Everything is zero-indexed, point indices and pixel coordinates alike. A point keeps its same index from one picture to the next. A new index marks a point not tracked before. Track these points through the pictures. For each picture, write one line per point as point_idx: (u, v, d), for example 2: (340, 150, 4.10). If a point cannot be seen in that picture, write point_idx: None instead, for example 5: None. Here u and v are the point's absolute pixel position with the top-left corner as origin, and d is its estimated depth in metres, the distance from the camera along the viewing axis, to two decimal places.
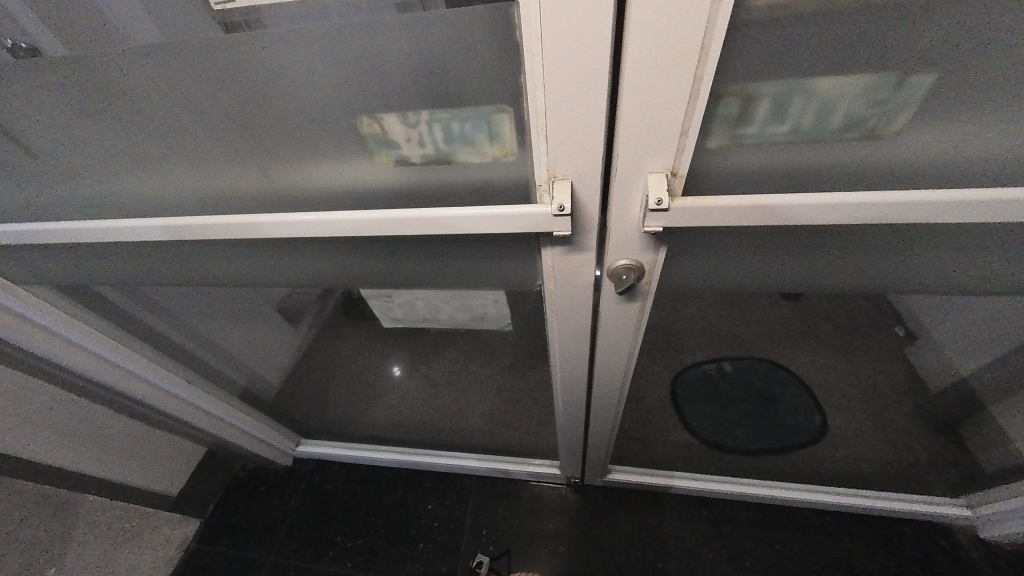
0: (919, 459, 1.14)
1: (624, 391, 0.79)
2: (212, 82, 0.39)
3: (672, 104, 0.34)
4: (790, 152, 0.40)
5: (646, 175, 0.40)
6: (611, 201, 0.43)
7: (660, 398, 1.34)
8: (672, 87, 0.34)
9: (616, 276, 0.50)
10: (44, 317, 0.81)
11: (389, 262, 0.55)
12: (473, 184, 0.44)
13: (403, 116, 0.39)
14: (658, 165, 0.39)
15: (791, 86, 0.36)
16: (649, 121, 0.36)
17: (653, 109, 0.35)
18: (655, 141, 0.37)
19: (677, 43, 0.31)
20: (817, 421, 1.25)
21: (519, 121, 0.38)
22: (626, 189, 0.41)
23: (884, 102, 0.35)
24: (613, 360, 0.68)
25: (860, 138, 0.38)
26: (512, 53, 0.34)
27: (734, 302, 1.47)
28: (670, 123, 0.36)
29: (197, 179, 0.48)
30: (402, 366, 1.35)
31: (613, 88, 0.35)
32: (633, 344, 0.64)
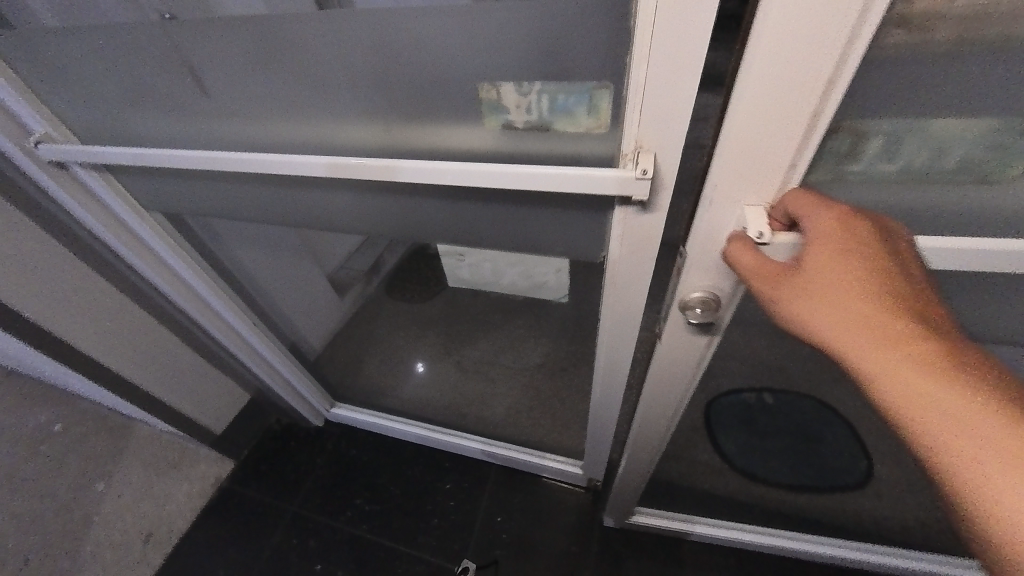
0: None
1: (671, 423, 0.79)
2: (356, 44, 0.48)
3: (787, 138, 0.40)
4: (897, 188, 0.45)
5: (744, 206, 0.45)
6: (708, 229, 0.48)
7: (691, 416, 1.33)
8: (791, 122, 0.39)
9: (689, 305, 0.56)
10: (159, 242, 0.96)
11: (470, 219, 0.63)
12: (563, 152, 0.50)
13: (518, 85, 0.46)
14: (756, 196, 0.45)
15: (910, 127, 0.40)
16: (761, 152, 0.41)
17: (767, 142, 0.40)
18: (764, 170, 0.42)
19: (802, 84, 0.36)
20: (861, 467, 1.20)
21: (616, 97, 0.44)
22: (726, 218, 0.47)
23: (1007, 146, 0.39)
24: (671, 381, 0.70)
25: (974, 179, 0.42)
26: (620, 39, 0.40)
27: None
28: (781, 157, 0.41)
29: (329, 129, 0.59)
30: (424, 363, 1.55)
31: (724, 133, 0.41)
32: (690, 373, 0.68)
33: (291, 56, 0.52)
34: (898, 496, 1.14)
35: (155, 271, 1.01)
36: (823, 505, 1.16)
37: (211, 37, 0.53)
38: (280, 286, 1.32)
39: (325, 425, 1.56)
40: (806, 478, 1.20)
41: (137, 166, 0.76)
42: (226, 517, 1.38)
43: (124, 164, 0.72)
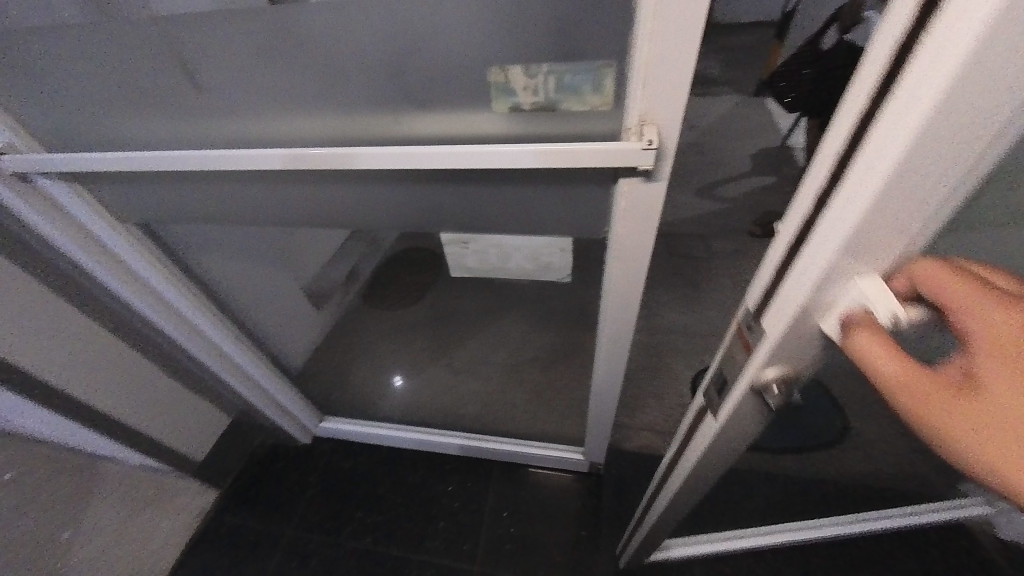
0: None
1: (707, 481, 0.69)
2: (366, 35, 0.50)
3: (944, 189, 0.27)
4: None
5: (865, 278, 0.32)
6: (809, 306, 0.35)
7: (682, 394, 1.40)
8: (962, 169, 0.26)
9: (764, 386, 0.43)
10: (134, 256, 0.91)
11: (479, 205, 0.66)
12: (570, 130, 0.53)
13: (526, 67, 0.49)
14: (881, 265, 0.32)
15: None
16: (907, 213, 0.28)
17: (916, 199, 0.28)
18: (900, 234, 0.30)
19: (1000, 118, 0.24)
20: (837, 426, 1.28)
21: (620, 75, 0.47)
22: (835, 293, 0.34)
23: None
24: (717, 454, 0.58)
25: None
26: (623, 20, 0.44)
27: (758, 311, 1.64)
28: (925, 217, 0.29)
29: (332, 122, 0.59)
30: (402, 376, 1.54)
31: (847, 192, 0.29)
32: (740, 442, 0.56)
33: (295, 50, 0.53)
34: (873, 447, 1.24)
35: (131, 288, 0.95)
36: (811, 465, 1.26)
37: (209, 34, 0.53)
38: (257, 297, 1.27)
39: (314, 442, 1.49)
40: (789, 441, 1.30)
41: (117, 172, 0.73)
42: (216, 548, 1.31)
43: (105, 171, 0.69)
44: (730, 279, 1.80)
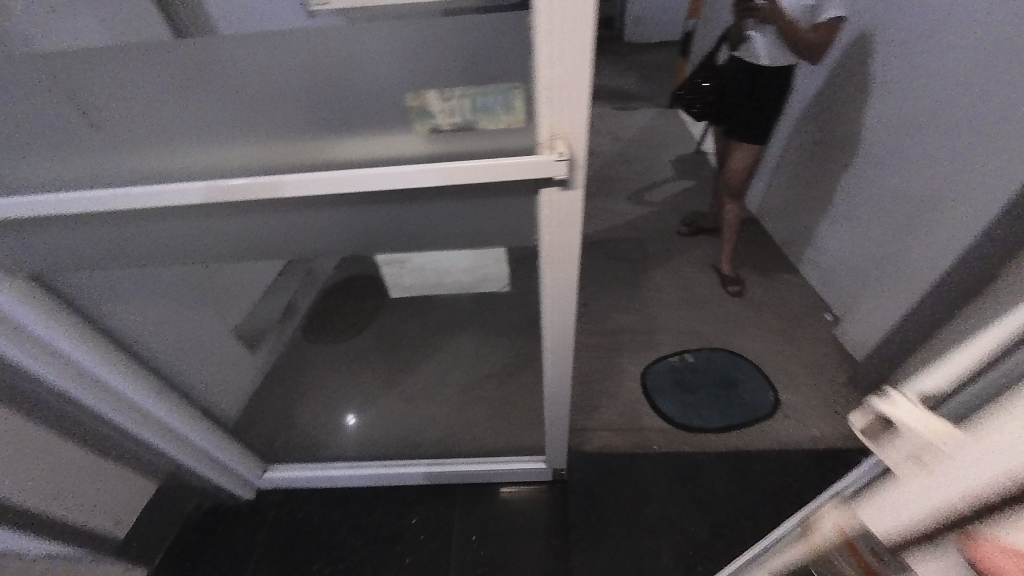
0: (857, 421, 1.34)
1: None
2: (286, 65, 0.52)
3: None
4: None
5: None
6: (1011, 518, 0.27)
7: (633, 390, 1.47)
8: None
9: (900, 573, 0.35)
10: (21, 313, 0.81)
11: (414, 221, 0.68)
12: (489, 148, 0.56)
13: (440, 92, 0.52)
14: None
15: None
16: None
17: None
18: None
19: None
20: (770, 397, 1.40)
21: (527, 96, 0.52)
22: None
23: None
24: None
25: None
26: (523, 48, 0.50)
27: (692, 304, 1.77)
28: None
29: (250, 151, 0.58)
30: (354, 414, 1.47)
31: None
32: None
33: (208, 82, 0.53)
34: (802, 415, 1.35)
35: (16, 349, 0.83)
36: (752, 437, 1.31)
37: (109, 69, 0.51)
38: (179, 345, 1.17)
39: (258, 496, 1.37)
40: (733, 417, 1.36)
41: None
42: None
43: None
44: (662, 276, 1.93)
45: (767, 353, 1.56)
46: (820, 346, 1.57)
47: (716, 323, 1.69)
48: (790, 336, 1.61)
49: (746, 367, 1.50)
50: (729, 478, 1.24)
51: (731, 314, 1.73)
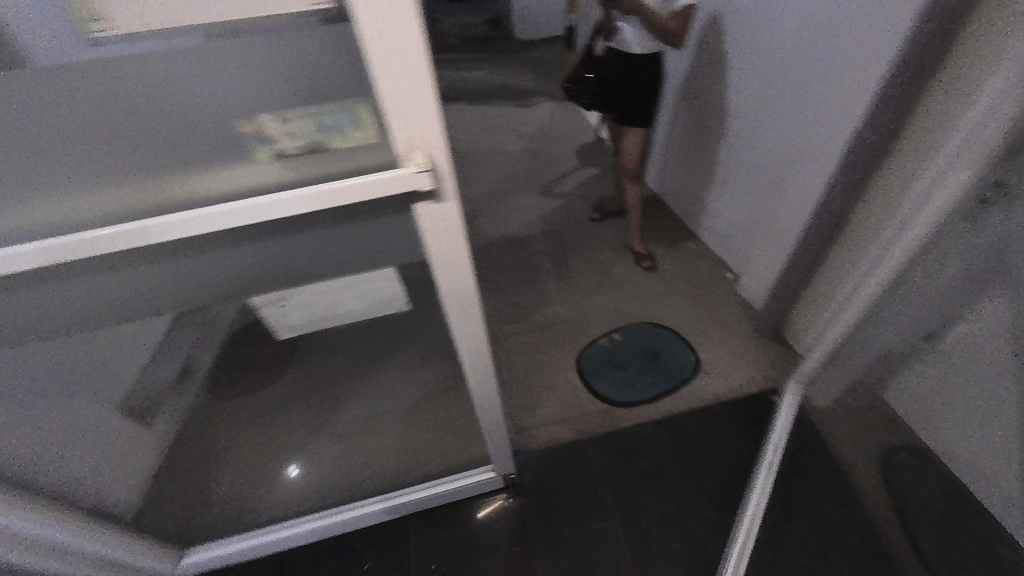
0: (766, 365, 1.48)
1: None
2: (75, 103, 0.44)
3: None
4: None
5: None
6: None
7: (571, 379, 1.50)
8: None
9: None
10: None
11: (287, 251, 0.62)
12: (347, 167, 0.54)
13: (277, 115, 0.49)
14: None
15: None
16: None
17: None
18: None
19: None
20: (692, 358, 1.51)
21: (375, 109, 0.50)
22: None
23: None
24: None
25: None
26: (355, 60, 0.47)
27: (612, 285, 1.86)
28: None
29: (54, 206, 0.49)
30: (299, 464, 1.35)
31: None
32: None
33: None
34: (721, 369, 1.47)
35: None
36: (682, 399, 1.40)
37: None
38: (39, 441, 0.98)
39: None
40: (664, 384, 1.44)
41: None
42: None
43: None
44: (582, 263, 2.00)
45: (684, 318, 1.67)
46: (727, 303, 1.72)
47: (636, 298, 1.78)
48: (701, 299, 1.74)
49: (668, 334, 1.60)
50: (669, 443, 1.31)
51: (648, 288, 1.83)
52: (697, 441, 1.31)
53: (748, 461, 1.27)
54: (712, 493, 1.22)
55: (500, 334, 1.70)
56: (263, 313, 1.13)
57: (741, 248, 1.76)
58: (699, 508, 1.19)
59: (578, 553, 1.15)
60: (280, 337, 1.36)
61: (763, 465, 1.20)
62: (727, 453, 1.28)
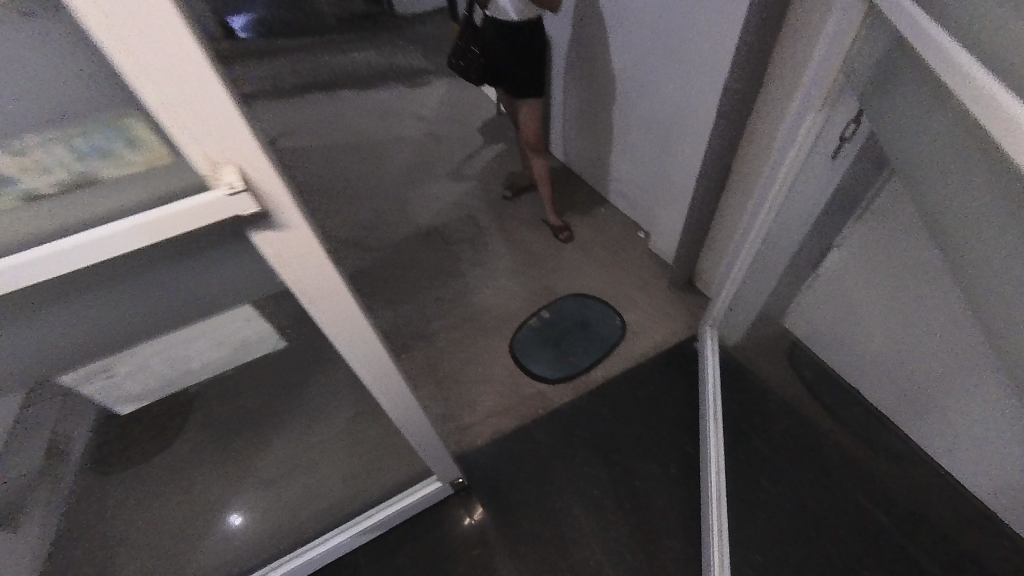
0: (684, 315, 1.56)
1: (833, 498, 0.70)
2: None
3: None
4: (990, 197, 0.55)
5: None
6: None
7: (506, 366, 1.47)
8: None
9: None
10: None
11: (99, 309, 0.51)
12: (140, 198, 0.45)
13: (11, 147, 0.39)
14: None
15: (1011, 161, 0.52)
16: None
17: None
18: None
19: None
20: (618, 321, 1.55)
21: (151, 124, 0.42)
22: None
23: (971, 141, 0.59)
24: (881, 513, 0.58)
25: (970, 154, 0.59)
26: (101, 67, 0.38)
27: (534, 262, 1.84)
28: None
29: None
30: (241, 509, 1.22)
31: None
32: None
33: None
34: (646, 327, 1.53)
35: None
36: (614, 364, 1.44)
37: None
38: None
39: None
40: (596, 352, 1.47)
41: None
42: None
43: None
44: (501, 245, 1.95)
45: (605, 284, 1.71)
46: (643, 262, 1.78)
47: (558, 272, 1.78)
48: (619, 262, 1.79)
49: (594, 302, 1.63)
50: (607, 409, 1.34)
51: (569, 260, 1.84)
52: (632, 402, 1.35)
53: (680, 409, 1.33)
54: (653, 448, 1.27)
55: (428, 334, 1.62)
56: (84, 392, 1.15)
57: (648, 207, 1.81)
58: (641, 466, 1.24)
59: (537, 538, 1.15)
60: (123, 413, 1.33)
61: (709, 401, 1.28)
62: (659, 407, 1.34)
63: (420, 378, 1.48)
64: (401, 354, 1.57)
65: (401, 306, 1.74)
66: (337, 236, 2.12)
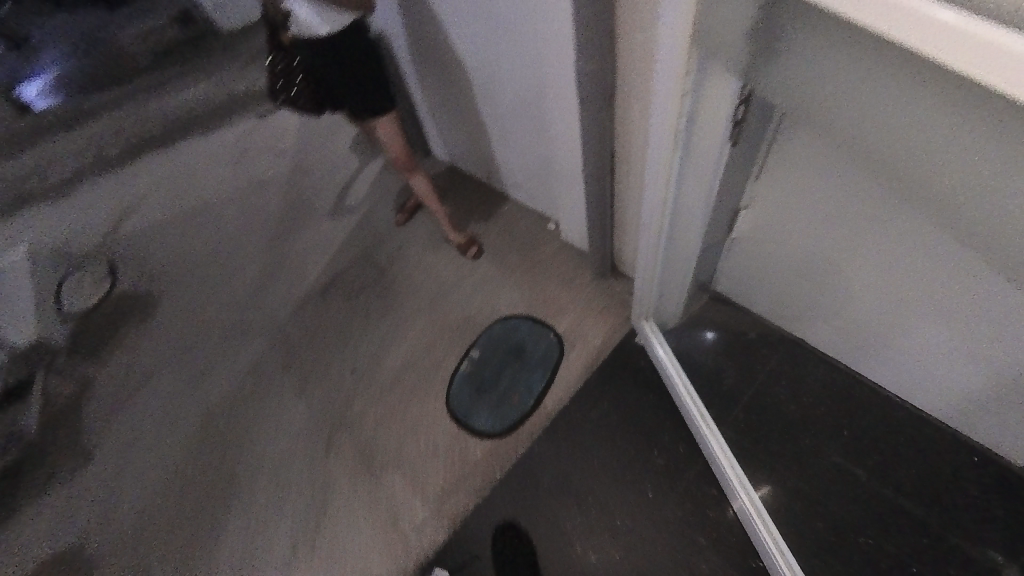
0: (616, 307, 1.44)
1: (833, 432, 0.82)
2: None
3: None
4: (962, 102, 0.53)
5: None
6: None
7: (446, 431, 1.30)
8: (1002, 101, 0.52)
9: None
10: None
11: None
12: None
13: None
14: None
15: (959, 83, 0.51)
16: None
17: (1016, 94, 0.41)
18: None
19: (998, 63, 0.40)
20: (552, 337, 1.41)
21: None
22: None
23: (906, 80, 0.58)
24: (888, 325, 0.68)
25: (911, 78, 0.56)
26: None
27: (447, 292, 1.63)
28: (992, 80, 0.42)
29: None
30: None
31: None
32: None
33: None
34: (582, 334, 1.40)
35: None
36: (560, 390, 1.30)
37: None
38: None
39: None
40: (538, 383, 1.32)
41: None
42: None
43: None
44: (409, 282, 1.71)
45: (528, 295, 1.54)
46: (559, 256, 1.62)
47: (476, 296, 1.59)
48: (536, 265, 1.62)
49: (522, 322, 1.46)
50: (565, 445, 1.22)
51: (484, 277, 1.65)
52: (588, 428, 1.23)
53: (638, 418, 1.23)
54: (621, 473, 1.16)
55: (353, 419, 1.39)
56: None
57: (549, 196, 1.65)
58: (614, 497, 1.15)
59: None
60: None
61: (679, 387, 1.19)
62: (618, 422, 1.23)
63: (355, 477, 1.28)
64: (327, 453, 1.34)
65: (313, 391, 1.48)
66: (217, 327, 1.77)
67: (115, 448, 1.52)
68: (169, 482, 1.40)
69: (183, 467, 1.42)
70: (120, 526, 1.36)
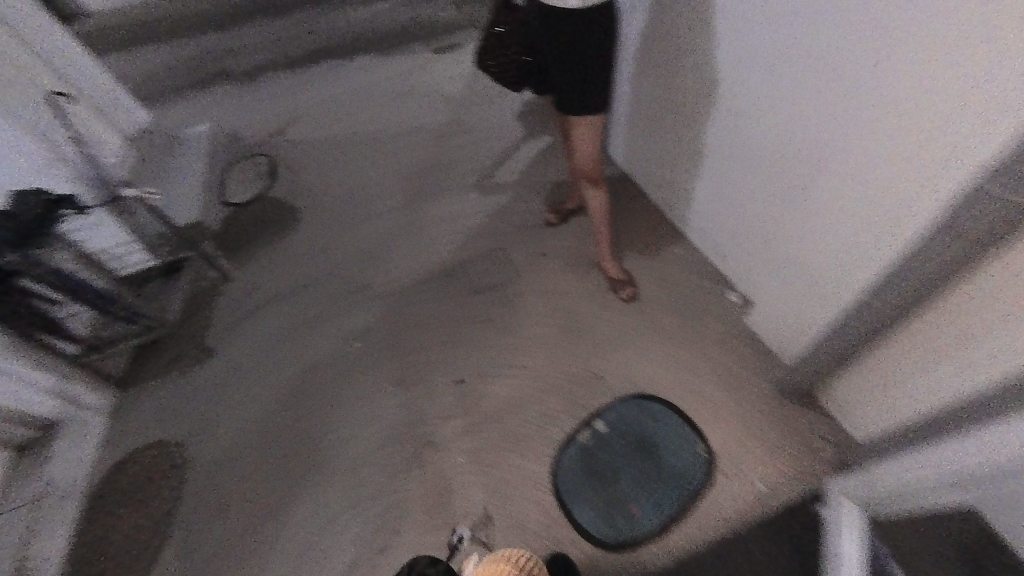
0: (793, 450, 1.12)
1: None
2: None
3: None
4: None
5: None
6: None
7: (543, 507, 1.13)
8: None
9: None
10: None
11: None
12: None
13: None
14: None
15: None
16: None
17: None
18: None
19: None
20: (701, 452, 1.14)
21: None
22: None
23: None
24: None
25: None
26: None
27: (584, 331, 1.40)
28: None
29: None
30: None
31: None
32: None
33: None
34: (740, 467, 1.12)
35: None
36: (690, 527, 1.07)
37: None
38: None
39: None
40: (666, 505, 1.09)
41: None
42: None
43: None
44: (543, 300, 1.50)
45: (682, 380, 1.26)
46: (732, 344, 1.30)
47: (616, 351, 1.34)
48: (700, 342, 1.31)
49: (666, 413, 1.21)
50: None
51: (630, 329, 1.38)
52: None
53: None
54: None
55: (448, 439, 1.28)
56: None
57: (748, 268, 1.31)
58: None
59: None
60: None
61: None
62: None
63: (433, 507, 1.18)
64: (413, 465, 1.25)
65: (416, 387, 1.39)
66: (344, 273, 1.73)
67: (229, 360, 1.58)
68: (264, 416, 1.43)
69: (280, 407, 1.44)
70: (216, 439, 1.43)
